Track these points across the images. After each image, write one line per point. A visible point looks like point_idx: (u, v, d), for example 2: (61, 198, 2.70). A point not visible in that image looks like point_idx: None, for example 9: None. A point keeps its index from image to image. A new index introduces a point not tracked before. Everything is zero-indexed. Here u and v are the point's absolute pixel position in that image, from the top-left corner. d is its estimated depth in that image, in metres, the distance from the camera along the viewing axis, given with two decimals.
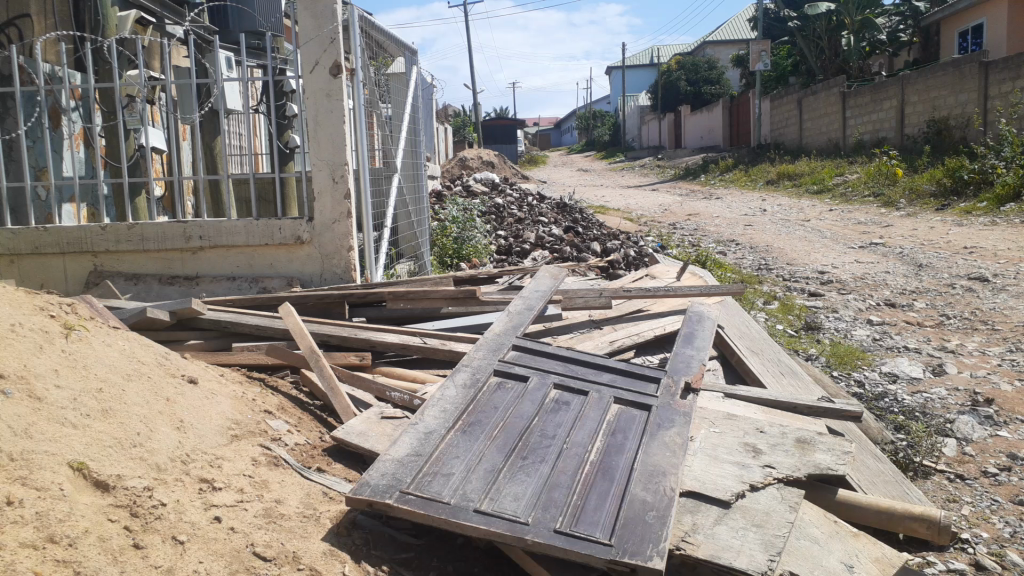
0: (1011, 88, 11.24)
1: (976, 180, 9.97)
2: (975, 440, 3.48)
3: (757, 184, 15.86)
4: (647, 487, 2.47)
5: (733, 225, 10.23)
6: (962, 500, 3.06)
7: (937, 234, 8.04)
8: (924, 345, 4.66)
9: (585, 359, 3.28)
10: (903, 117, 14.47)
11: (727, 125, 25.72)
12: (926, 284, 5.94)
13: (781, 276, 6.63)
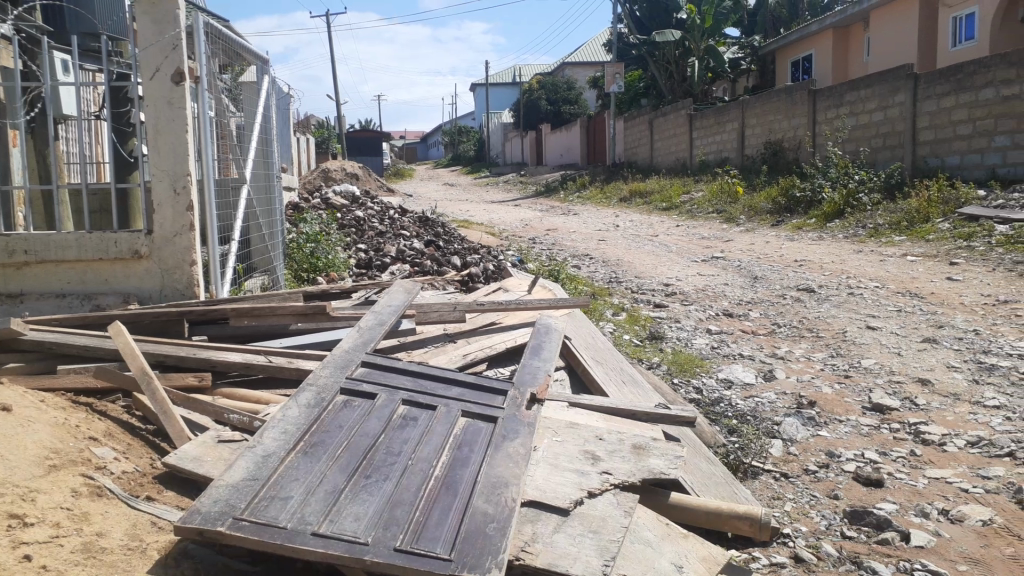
0: (836, 113, 12.23)
1: (806, 199, 10.79)
2: (798, 440, 3.75)
3: (611, 200, 16.45)
4: (489, 499, 2.49)
5: (588, 240, 10.55)
6: (785, 497, 3.28)
7: (771, 248, 8.61)
8: (757, 352, 4.97)
9: (434, 373, 3.27)
10: (744, 139, 15.44)
11: (585, 143, 26.56)
12: (760, 295, 6.34)
13: (630, 289, 6.89)
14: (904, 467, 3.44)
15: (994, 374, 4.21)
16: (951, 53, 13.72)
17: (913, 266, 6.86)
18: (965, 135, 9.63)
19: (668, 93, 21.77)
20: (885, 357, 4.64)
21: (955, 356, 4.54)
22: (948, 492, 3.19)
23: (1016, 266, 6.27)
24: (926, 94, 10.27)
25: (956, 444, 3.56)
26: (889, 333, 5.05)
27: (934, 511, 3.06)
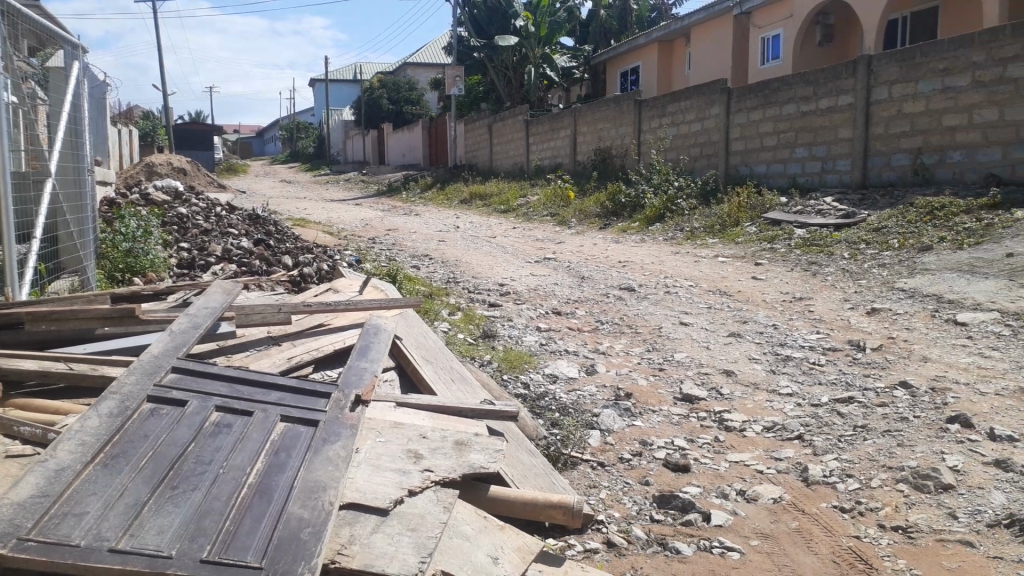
0: (660, 123, 12.95)
1: (631, 204, 11.34)
2: (615, 430, 3.95)
3: (452, 202, 16.54)
4: (305, 504, 2.43)
5: (427, 241, 10.55)
6: (601, 485, 3.45)
7: (599, 250, 8.98)
8: (581, 348, 5.18)
9: (253, 378, 3.16)
10: (576, 145, 16.02)
11: (427, 144, 26.53)
12: (587, 294, 6.60)
13: (465, 289, 6.96)
14: (708, 452, 3.70)
15: (788, 364, 4.62)
16: (760, 70, 14.86)
17: (723, 266, 7.39)
18: (771, 146, 10.51)
19: (506, 97, 22.19)
20: (695, 351, 4.96)
21: (756, 348, 4.94)
22: (746, 474, 3.47)
23: (810, 267, 6.90)
24: (738, 108, 11.10)
25: (754, 429, 3.87)
26: (700, 328, 5.41)
27: (732, 492, 3.32)
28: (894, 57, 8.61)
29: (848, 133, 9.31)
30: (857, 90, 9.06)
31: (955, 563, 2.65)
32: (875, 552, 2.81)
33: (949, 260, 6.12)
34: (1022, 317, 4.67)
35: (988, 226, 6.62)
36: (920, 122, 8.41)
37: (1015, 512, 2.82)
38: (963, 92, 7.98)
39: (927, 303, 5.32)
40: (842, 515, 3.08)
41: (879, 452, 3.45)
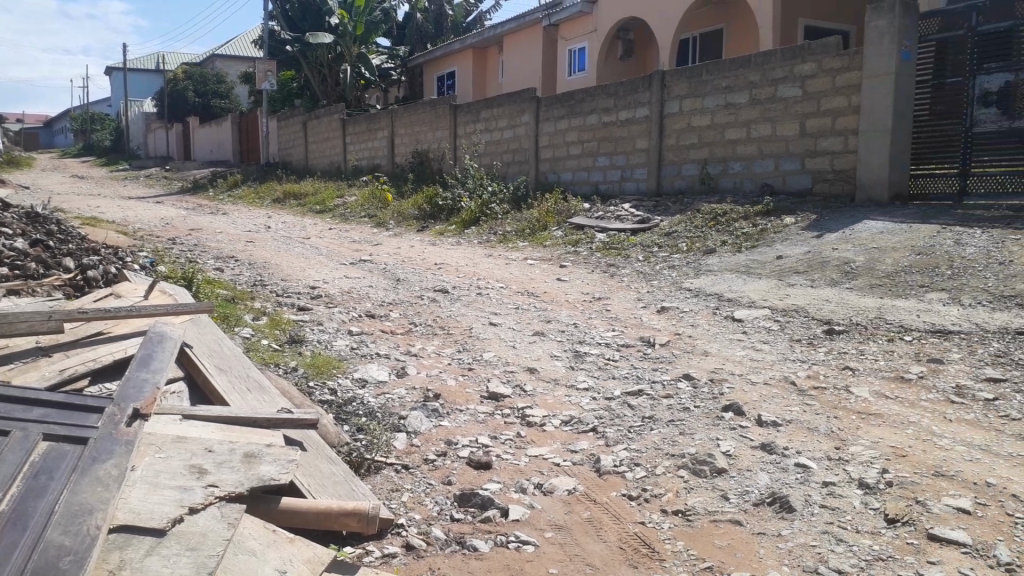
0: (474, 128, 13.15)
1: (447, 207, 11.42)
2: (421, 432, 3.95)
3: (264, 201, 15.86)
4: (67, 529, 2.22)
5: (235, 241, 10.04)
6: (403, 488, 3.43)
7: (415, 252, 8.96)
8: (393, 350, 5.13)
9: (11, 394, 2.85)
10: (393, 147, 15.92)
11: (237, 140, 25.29)
12: (400, 296, 6.56)
13: (274, 292, 6.69)
14: (509, 448, 3.79)
15: (586, 360, 4.83)
16: (568, 81, 15.48)
17: (533, 268, 7.62)
18: (576, 153, 11.02)
19: (321, 95, 21.63)
20: (502, 350, 5.07)
21: (558, 346, 5.13)
22: (544, 467, 3.58)
23: (611, 268, 7.28)
24: (547, 116, 11.52)
25: (553, 423, 4.02)
26: (507, 328, 5.53)
27: (530, 486, 3.41)
28: (684, 74, 9.29)
29: (645, 143, 9.92)
30: (653, 104, 9.69)
31: (725, 541, 2.88)
32: (657, 535, 2.99)
33: (730, 262, 6.68)
34: (788, 314, 5.18)
35: (763, 231, 7.29)
36: (706, 135, 9.11)
37: (776, 491, 3.11)
38: (742, 108, 8.67)
39: (710, 301, 5.77)
40: (630, 502, 3.25)
41: (663, 441, 3.68)
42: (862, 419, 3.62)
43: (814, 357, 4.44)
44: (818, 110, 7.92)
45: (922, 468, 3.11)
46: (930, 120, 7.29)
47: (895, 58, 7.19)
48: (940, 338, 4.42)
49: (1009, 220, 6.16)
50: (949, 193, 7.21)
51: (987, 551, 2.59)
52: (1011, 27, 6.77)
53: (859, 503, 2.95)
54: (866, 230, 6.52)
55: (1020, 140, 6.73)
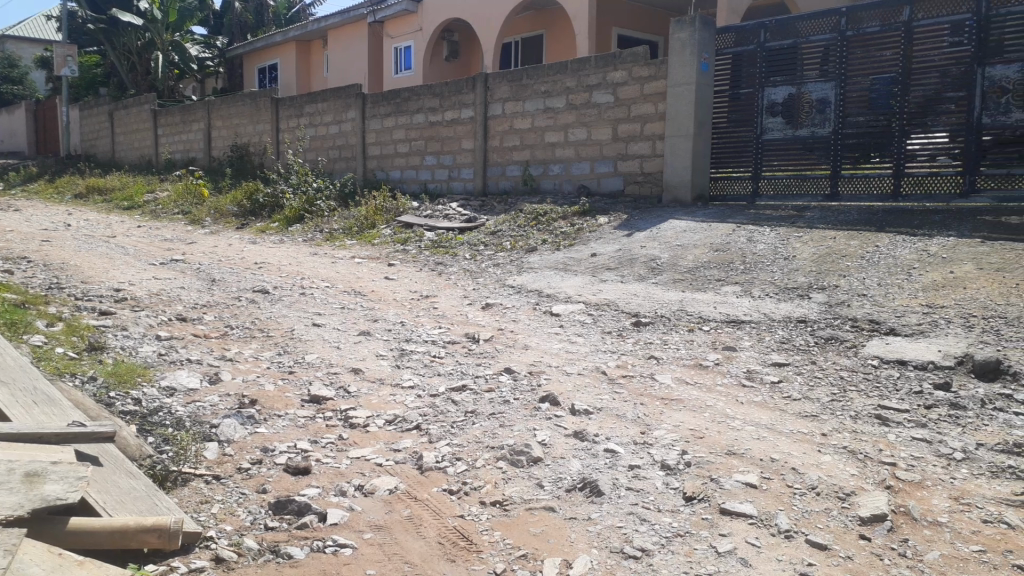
0: (298, 123, 12.77)
1: (269, 204, 10.99)
2: (235, 440, 3.78)
3: (64, 196, 14.53)
4: None
5: (26, 240, 9.12)
6: (213, 500, 3.27)
7: (233, 251, 8.54)
8: (206, 355, 4.87)
9: None
10: (210, 141, 15.12)
11: (31, 130, 23.01)
12: (216, 298, 6.23)
13: (71, 296, 6.15)
14: (330, 451, 3.71)
15: (411, 358, 4.82)
16: (394, 79, 15.37)
17: (358, 267, 7.49)
18: (403, 152, 10.99)
19: (129, 84, 20.11)
20: (325, 352, 4.94)
21: (383, 345, 5.08)
22: (365, 468, 3.54)
23: (437, 267, 7.30)
24: (372, 113, 11.40)
25: (376, 424, 3.98)
26: (330, 328, 5.40)
27: (350, 488, 3.36)
28: (506, 77, 9.51)
29: (469, 144, 10.06)
30: (477, 105, 9.85)
31: (539, 528, 2.98)
32: (475, 528, 3.04)
33: (550, 260, 6.90)
34: (601, 308, 5.43)
35: (580, 230, 7.60)
36: (527, 137, 9.38)
37: (587, 476, 3.25)
38: (560, 112, 8.99)
39: (530, 297, 5.94)
40: (450, 497, 3.28)
41: (484, 435, 3.75)
42: (665, 404, 3.87)
43: (624, 347, 4.69)
44: (629, 115, 8.35)
45: (716, 448, 3.36)
46: (727, 128, 7.88)
47: (696, 68, 7.72)
48: (733, 327, 4.81)
49: (793, 220, 6.80)
50: (742, 194, 7.80)
51: (770, 520, 2.84)
52: (793, 44, 7.40)
53: (661, 483, 3.15)
54: (673, 229, 6.96)
55: (802, 147, 7.36)
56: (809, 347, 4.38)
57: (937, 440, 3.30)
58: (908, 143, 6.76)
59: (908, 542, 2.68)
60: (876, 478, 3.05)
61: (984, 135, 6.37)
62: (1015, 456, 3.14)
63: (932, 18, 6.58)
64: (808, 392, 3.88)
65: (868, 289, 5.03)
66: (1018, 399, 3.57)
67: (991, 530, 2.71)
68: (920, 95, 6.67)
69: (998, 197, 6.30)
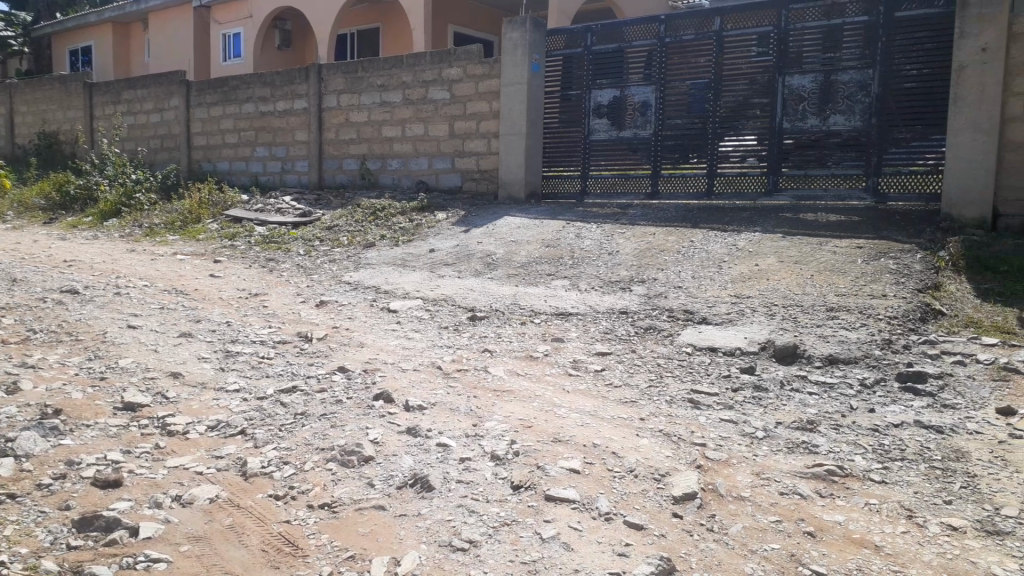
0: (115, 110, 11.90)
1: (83, 197, 10.15)
2: (36, 454, 3.46)
3: None
4: None
5: None
6: (7, 521, 2.98)
7: (38, 248, 7.82)
8: (3, 363, 4.43)
9: None
10: (13, 127, 13.77)
11: None
12: (16, 300, 5.68)
13: None
14: (145, 461, 3.48)
15: (238, 360, 4.61)
16: (223, 67, 14.65)
17: (182, 264, 7.07)
18: (233, 143, 10.51)
19: None
20: (142, 356, 4.62)
21: (207, 347, 4.83)
22: (184, 477, 3.35)
23: (268, 263, 7.02)
24: (198, 102, 10.81)
25: (197, 430, 3.77)
26: (148, 330, 5.06)
27: (166, 499, 3.17)
28: (340, 69, 9.31)
29: (303, 136, 9.77)
30: (311, 96, 9.59)
31: (367, 527, 2.94)
32: (301, 532, 2.96)
33: (387, 256, 6.83)
34: (438, 303, 5.44)
35: (418, 226, 7.57)
36: (364, 130, 9.24)
37: (418, 472, 3.24)
38: (397, 106, 8.91)
39: (366, 294, 5.85)
40: (276, 502, 3.17)
41: (314, 436, 3.65)
42: (497, 396, 3.93)
43: (459, 342, 4.72)
44: (465, 112, 8.42)
45: (543, 437, 3.46)
46: (559, 128, 8.13)
47: (527, 68, 7.93)
48: (562, 319, 4.96)
49: (617, 217, 7.11)
50: (571, 192, 8.11)
51: (591, 504, 2.96)
52: (618, 48, 7.74)
53: (491, 474, 3.20)
54: (508, 225, 7.09)
55: (626, 147, 7.72)
56: (629, 337, 4.61)
57: (741, 420, 3.57)
58: (721, 145, 7.21)
59: (714, 517, 2.88)
60: (688, 458, 3.26)
61: (785, 139, 6.90)
62: (807, 432, 3.45)
63: (740, 28, 7.09)
64: (629, 378, 4.09)
65: (683, 282, 5.36)
66: (810, 380, 3.93)
67: (786, 501, 2.96)
68: (731, 101, 7.15)
69: (797, 196, 6.87)
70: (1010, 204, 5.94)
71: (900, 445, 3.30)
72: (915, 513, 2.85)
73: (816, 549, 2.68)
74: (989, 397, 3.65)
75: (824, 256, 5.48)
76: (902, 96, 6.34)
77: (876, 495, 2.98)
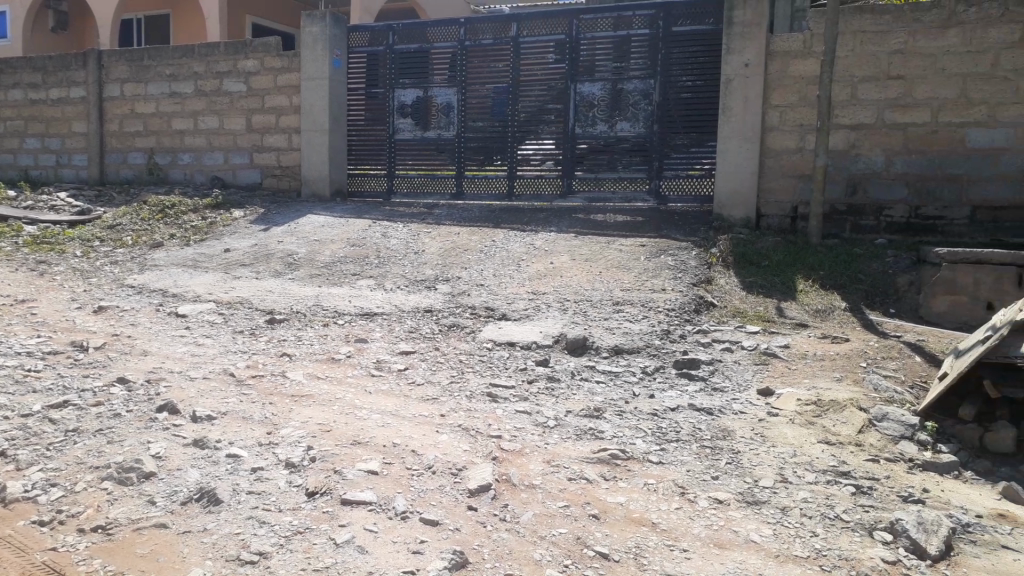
0: None
1: None
2: None
3: None
4: None
5: None
6: None
7: None
8: None
9: None
10: None
11: None
12: None
13: None
14: None
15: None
16: None
17: None
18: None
19: None
20: None
21: None
22: None
23: (38, 266, 6.36)
24: None
25: None
26: None
27: None
28: (123, 55, 8.65)
29: (82, 127, 9.00)
30: (90, 84, 8.84)
31: (147, 548, 2.75)
32: (70, 559, 2.72)
33: (177, 256, 6.42)
34: (234, 306, 5.20)
35: (212, 224, 7.20)
36: (152, 122, 8.65)
37: (204, 486, 3.08)
38: (188, 98, 8.41)
39: (153, 298, 5.47)
40: (40, 529, 2.89)
41: (87, 454, 3.36)
42: (294, 402, 3.82)
43: (255, 346, 4.54)
44: (263, 106, 8.09)
45: (341, 440, 3.41)
46: (364, 126, 8.05)
47: (328, 63, 7.77)
48: (366, 319, 4.91)
49: (423, 216, 7.15)
50: (379, 191, 8.06)
51: (387, 504, 2.95)
52: (420, 49, 7.77)
53: (284, 482, 3.11)
54: (310, 224, 6.92)
55: (432, 148, 7.77)
56: (433, 335, 4.64)
57: (535, 411, 3.72)
58: (521, 149, 7.45)
59: (507, 507, 2.97)
60: (484, 451, 3.33)
61: (579, 144, 7.24)
62: (594, 419, 3.65)
63: (536, 36, 7.33)
64: (430, 376, 4.12)
65: (484, 280, 5.48)
66: (598, 369, 4.16)
67: (574, 486, 3.11)
68: (529, 106, 7.39)
69: (589, 198, 7.23)
70: (771, 206, 6.58)
71: (675, 428, 3.57)
72: (687, 490, 3.10)
73: (600, 530, 2.84)
74: (751, 380, 4.05)
75: (613, 254, 5.81)
76: (681, 105, 6.86)
77: (654, 475, 3.20)
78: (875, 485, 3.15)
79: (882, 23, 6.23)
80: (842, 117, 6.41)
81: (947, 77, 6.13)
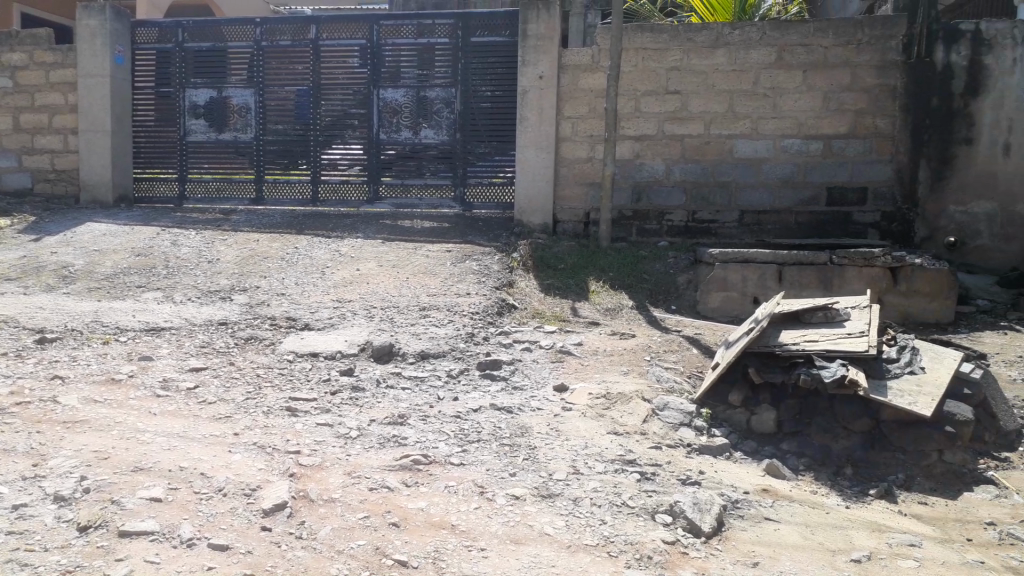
0: None
1: None
2: None
3: None
4: None
5: None
6: None
7: None
8: None
9: None
10: None
11: None
12: None
13: None
14: None
15: None
16: None
17: None
18: None
19: None
20: None
21: None
22: None
23: None
24: None
25: None
26: None
27: None
28: None
29: None
30: None
31: None
32: None
33: None
34: None
35: None
36: None
37: None
38: None
39: None
40: None
41: None
42: (67, 429, 3.50)
43: (21, 370, 4.10)
44: (32, 105, 7.38)
45: (121, 467, 3.16)
46: (154, 126, 7.53)
47: (109, 60, 7.21)
48: (152, 335, 4.59)
49: (219, 223, 6.82)
50: (170, 197, 7.58)
51: (172, 532, 2.78)
52: (213, 48, 7.39)
53: (52, 518, 2.84)
54: (89, 233, 6.38)
55: (231, 151, 7.41)
56: (228, 349, 4.43)
57: (337, 422, 3.65)
58: (327, 153, 7.29)
59: (304, 524, 2.89)
60: (281, 468, 3.22)
61: (385, 150, 7.20)
62: (397, 426, 3.64)
63: (334, 39, 7.21)
64: (224, 393, 3.92)
65: (286, 289, 5.30)
66: (403, 375, 4.16)
67: (374, 496, 3.08)
68: (333, 110, 7.24)
69: (395, 204, 7.21)
70: (568, 211, 6.88)
71: (476, 428, 3.64)
72: (486, 489, 3.17)
73: (399, 538, 2.83)
74: (548, 377, 4.21)
75: (418, 260, 5.83)
76: (482, 114, 7.00)
77: (454, 477, 3.24)
78: (657, 471, 3.38)
79: (660, 40, 6.70)
80: (628, 127, 6.82)
81: (716, 92, 6.69)
